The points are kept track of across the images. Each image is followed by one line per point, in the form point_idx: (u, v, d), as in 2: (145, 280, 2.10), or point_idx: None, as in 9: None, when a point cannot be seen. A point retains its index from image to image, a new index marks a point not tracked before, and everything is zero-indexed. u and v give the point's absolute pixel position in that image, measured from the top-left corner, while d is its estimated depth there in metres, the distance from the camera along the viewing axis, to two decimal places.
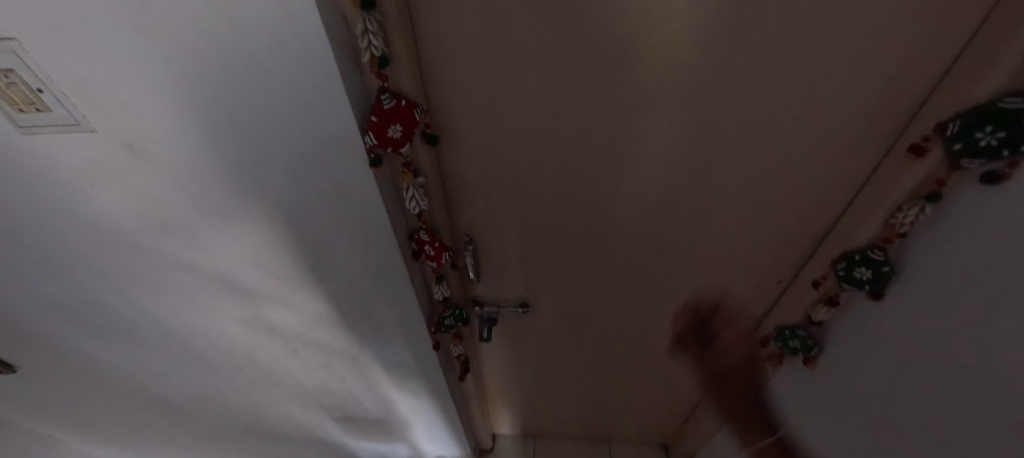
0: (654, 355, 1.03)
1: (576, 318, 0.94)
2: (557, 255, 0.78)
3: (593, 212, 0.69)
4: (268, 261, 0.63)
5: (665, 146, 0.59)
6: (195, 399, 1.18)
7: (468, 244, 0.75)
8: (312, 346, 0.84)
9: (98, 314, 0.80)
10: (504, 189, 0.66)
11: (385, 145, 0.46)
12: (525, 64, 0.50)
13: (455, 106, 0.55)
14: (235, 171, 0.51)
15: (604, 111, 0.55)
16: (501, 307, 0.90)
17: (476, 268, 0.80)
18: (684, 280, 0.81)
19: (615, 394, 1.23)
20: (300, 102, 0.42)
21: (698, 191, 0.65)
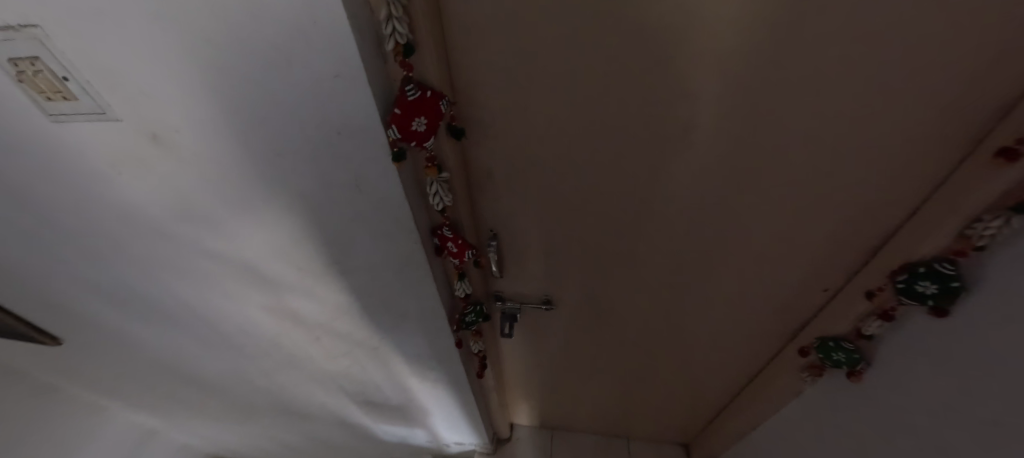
0: (680, 356, 1.00)
1: (599, 315, 0.92)
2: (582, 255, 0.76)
3: (625, 210, 0.66)
4: (290, 252, 0.63)
5: (708, 141, 0.55)
6: (223, 377, 1.22)
7: (491, 239, 0.73)
8: (334, 334, 0.84)
9: (132, 294, 0.83)
10: (531, 184, 0.63)
11: (409, 139, 0.43)
12: (560, 53, 0.47)
13: (483, 99, 0.52)
14: (258, 162, 0.50)
15: (644, 103, 0.51)
16: (524, 303, 0.89)
17: (499, 263, 0.79)
18: (718, 283, 0.77)
19: (637, 393, 1.20)
20: (321, 93, 0.40)
21: (740, 190, 0.60)
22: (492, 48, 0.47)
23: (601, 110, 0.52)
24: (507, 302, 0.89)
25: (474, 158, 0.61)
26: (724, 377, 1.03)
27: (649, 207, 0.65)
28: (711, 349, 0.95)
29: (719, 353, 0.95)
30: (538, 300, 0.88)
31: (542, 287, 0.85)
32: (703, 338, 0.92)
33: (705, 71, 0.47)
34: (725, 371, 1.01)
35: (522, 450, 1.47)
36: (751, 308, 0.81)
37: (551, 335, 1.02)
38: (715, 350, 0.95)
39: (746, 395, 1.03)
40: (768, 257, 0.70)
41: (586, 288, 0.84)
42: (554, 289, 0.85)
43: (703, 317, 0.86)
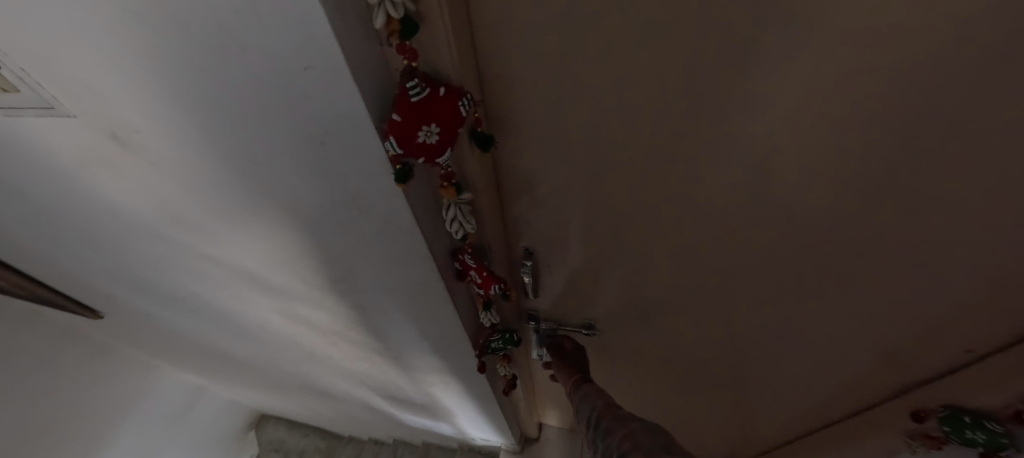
0: (741, 389, 0.86)
1: (648, 338, 0.79)
2: (635, 272, 0.63)
3: (691, 231, 0.52)
4: (291, 266, 0.55)
5: (834, 164, 0.38)
6: (253, 359, 1.21)
7: (526, 256, 0.64)
8: (350, 342, 0.77)
9: (149, 284, 0.79)
10: (579, 194, 0.50)
11: (415, 154, 0.32)
12: (629, 35, 0.32)
13: (519, 94, 0.39)
14: (237, 173, 0.40)
15: (746, 105, 0.36)
16: (562, 326, 0.80)
17: (533, 277, 0.68)
18: (803, 323, 0.62)
19: (681, 415, 1.08)
20: (292, 94, 0.29)
21: (865, 227, 0.44)
22: (532, 28, 0.33)
23: (682, 111, 0.37)
24: (542, 323, 0.81)
25: (507, 164, 0.48)
26: (791, 419, 0.88)
27: (730, 229, 0.50)
28: (780, 390, 0.80)
29: (790, 395, 0.80)
30: (579, 324, 0.79)
31: (583, 303, 0.74)
32: (772, 378, 0.77)
33: (855, 70, 0.31)
34: (794, 414, 0.86)
35: (550, 451, 1.41)
36: (845, 359, 0.64)
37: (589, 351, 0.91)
38: (785, 391, 0.80)
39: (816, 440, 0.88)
40: (885, 306, 0.53)
41: (635, 308, 0.72)
42: (596, 307, 0.74)
43: (776, 355, 0.71)
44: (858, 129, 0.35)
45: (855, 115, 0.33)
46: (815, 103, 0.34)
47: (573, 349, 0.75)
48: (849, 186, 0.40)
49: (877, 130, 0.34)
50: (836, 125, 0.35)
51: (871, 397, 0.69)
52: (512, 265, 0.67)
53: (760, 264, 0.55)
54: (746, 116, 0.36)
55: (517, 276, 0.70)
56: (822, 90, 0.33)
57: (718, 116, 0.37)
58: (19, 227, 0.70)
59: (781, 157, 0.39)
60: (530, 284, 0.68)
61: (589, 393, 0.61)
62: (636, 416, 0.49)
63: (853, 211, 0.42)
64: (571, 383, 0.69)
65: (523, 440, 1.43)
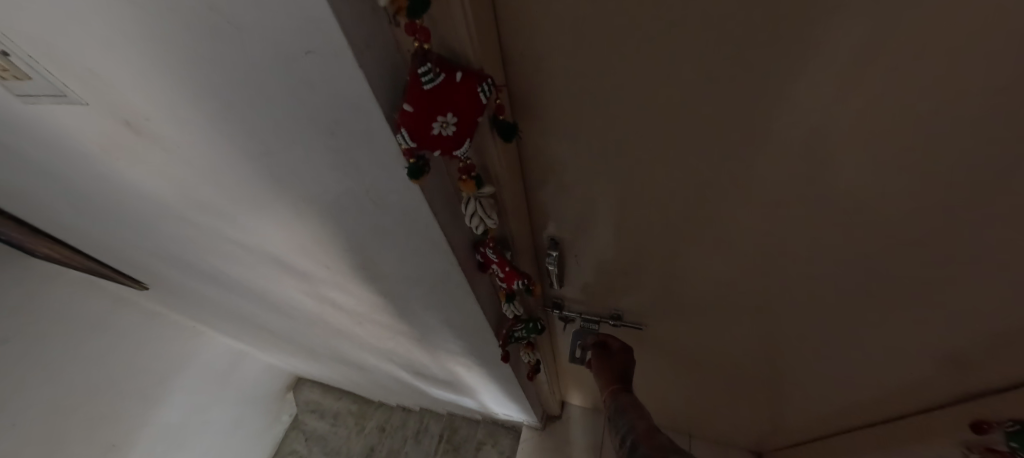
0: (776, 383, 0.82)
1: (681, 328, 0.76)
2: (670, 262, 0.59)
3: (729, 222, 0.49)
4: (311, 252, 0.54)
5: (903, 154, 0.34)
6: (287, 332, 1.25)
7: (552, 247, 0.61)
8: (374, 322, 0.77)
9: (183, 261, 0.81)
10: (614, 182, 0.46)
11: (431, 146, 0.28)
12: (671, 18, 0.28)
13: (549, 75, 0.35)
14: (250, 164, 0.39)
15: (822, 81, 0.30)
16: (591, 316, 0.79)
17: (559, 267, 0.66)
18: (858, 320, 0.57)
19: (710, 405, 1.05)
20: (298, 83, 0.26)
21: (945, 222, 0.39)
22: (565, 8, 0.29)
23: (738, 92, 0.32)
24: (569, 312, 0.79)
25: (533, 150, 0.45)
26: (829, 414, 0.84)
27: (782, 219, 0.46)
28: (818, 385, 0.76)
29: (829, 392, 0.76)
30: (607, 315, 0.78)
31: (613, 292, 0.71)
32: (812, 373, 0.74)
33: (955, 46, 0.25)
34: (831, 410, 0.82)
35: (571, 429, 1.43)
36: (902, 358, 0.59)
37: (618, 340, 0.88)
38: (826, 388, 0.75)
39: (854, 437, 0.84)
40: (955, 307, 0.48)
41: (669, 298, 0.68)
42: (626, 296, 0.71)
43: (819, 351, 0.67)
44: (962, 110, 0.29)
45: (961, 92, 0.28)
46: (896, 84, 0.29)
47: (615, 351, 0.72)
48: (929, 177, 0.35)
49: (971, 116, 0.29)
50: (923, 108, 0.30)
51: (923, 396, 0.65)
52: (536, 255, 0.65)
53: (815, 256, 0.50)
54: (818, 95, 0.31)
55: (541, 265, 0.67)
56: (905, 70, 0.28)
57: (778, 99, 0.32)
58: (62, 206, 0.73)
59: (854, 141, 0.34)
60: (555, 276, 0.65)
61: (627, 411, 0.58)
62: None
63: (936, 201, 0.37)
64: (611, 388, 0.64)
65: (547, 417, 1.45)
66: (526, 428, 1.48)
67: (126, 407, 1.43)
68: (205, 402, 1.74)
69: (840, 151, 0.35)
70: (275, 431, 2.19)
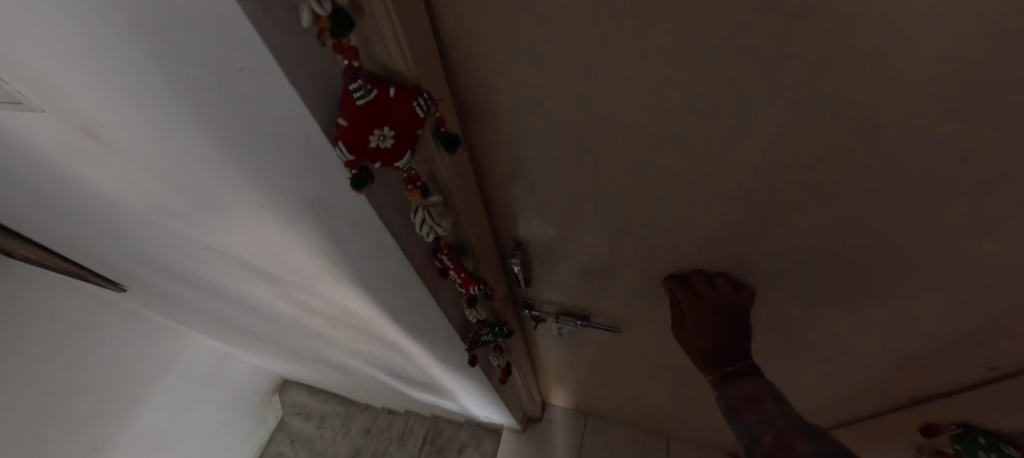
0: None
1: (654, 332, 0.77)
2: (634, 269, 0.61)
3: (681, 232, 0.51)
4: (276, 256, 0.55)
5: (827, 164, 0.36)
6: (268, 335, 1.26)
7: (516, 248, 0.62)
8: (347, 325, 0.78)
9: (157, 264, 0.81)
10: (572, 186, 0.48)
11: (370, 158, 0.29)
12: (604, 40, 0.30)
13: (497, 85, 0.36)
14: (205, 170, 0.39)
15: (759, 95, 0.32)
16: (558, 315, 0.80)
17: (525, 266, 0.67)
18: (815, 324, 0.59)
19: (685, 403, 1.08)
20: (235, 96, 0.27)
21: (872, 227, 0.41)
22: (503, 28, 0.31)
23: (671, 106, 0.34)
24: (540, 313, 0.81)
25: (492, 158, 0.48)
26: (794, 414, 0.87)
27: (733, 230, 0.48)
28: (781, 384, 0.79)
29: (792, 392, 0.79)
30: (575, 314, 0.79)
31: (581, 296, 0.73)
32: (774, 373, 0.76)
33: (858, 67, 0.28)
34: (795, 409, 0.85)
35: (552, 431, 1.44)
36: (858, 360, 0.62)
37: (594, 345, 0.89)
38: (791, 392, 0.77)
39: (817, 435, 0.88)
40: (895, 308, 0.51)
41: (639, 303, 0.70)
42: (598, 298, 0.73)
43: (778, 359, 0.69)
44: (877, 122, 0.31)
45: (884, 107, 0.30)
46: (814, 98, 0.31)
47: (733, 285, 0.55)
48: (853, 184, 0.37)
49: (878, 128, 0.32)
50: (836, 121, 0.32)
51: (875, 394, 0.68)
52: (501, 256, 0.66)
53: (767, 264, 0.52)
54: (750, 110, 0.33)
55: (507, 267, 0.68)
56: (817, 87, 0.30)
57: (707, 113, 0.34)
58: (32, 208, 0.72)
59: (790, 151, 0.36)
60: (522, 276, 0.67)
61: (733, 397, 0.47)
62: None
63: (876, 211, 0.39)
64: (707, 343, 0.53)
65: (528, 419, 1.46)
66: (507, 430, 1.49)
67: (108, 409, 1.41)
68: (188, 404, 1.73)
69: (780, 159, 0.37)
70: (260, 433, 2.18)
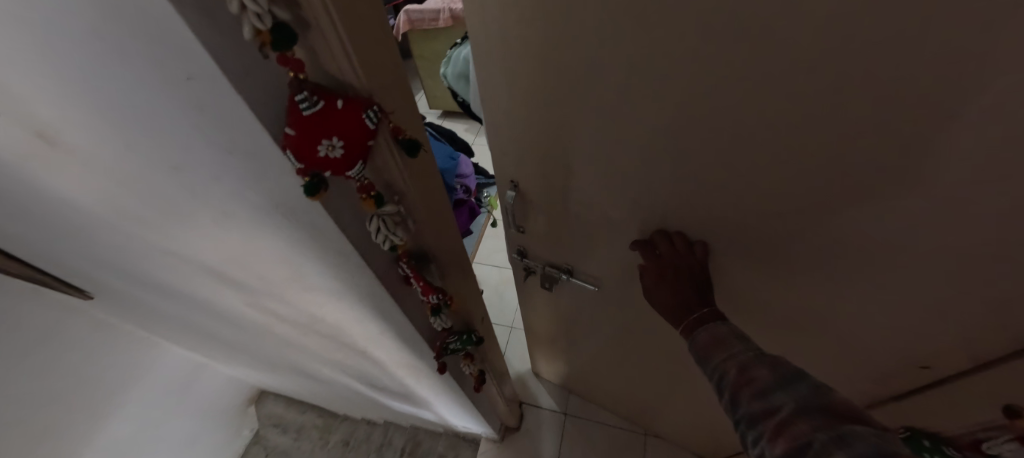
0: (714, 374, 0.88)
1: (631, 302, 0.82)
2: (610, 228, 0.66)
3: (647, 195, 0.56)
4: (240, 262, 0.54)
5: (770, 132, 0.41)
6: (241, 344, 1.23)
7: (512, 188, 0.69)
8: (316, 332, 0.77)
9: (122, 270, 0.79)
10: (552, 127, 0.53)
11: (321, 166, 0.30)
12: None
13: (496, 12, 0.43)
14: (164, 176, 0.39)
15: (705, 61, 0.37)
16: (544, 265, 0.85)
17: (517, 211, 0.73)
18: (773, 299, 0.64)
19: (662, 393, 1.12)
20: (184, 104, 0.27)
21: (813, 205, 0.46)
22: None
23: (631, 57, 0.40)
24: (530, 260, 0.86)
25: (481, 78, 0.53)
26: None
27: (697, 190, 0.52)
28: None
29: None
30: (559, 267, 0.83)
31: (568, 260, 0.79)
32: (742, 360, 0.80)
33: None
34: None
35: (532, 439, 1.44)
36: None
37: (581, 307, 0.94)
38: None
39: None
40: (839, 284, 0.56)
41: (618, 269, 0.75)
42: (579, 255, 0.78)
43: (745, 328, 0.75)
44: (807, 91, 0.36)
45: (812, 77, 0.34)
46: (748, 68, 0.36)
47: (699, 246, 0.59)
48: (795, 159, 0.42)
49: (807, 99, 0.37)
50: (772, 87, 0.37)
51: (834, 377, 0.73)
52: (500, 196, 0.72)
53: (723, 235, 0.57)
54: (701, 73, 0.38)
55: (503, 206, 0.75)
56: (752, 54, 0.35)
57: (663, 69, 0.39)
58: None
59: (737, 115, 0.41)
60: (512, 219, 0.73)
61: (702, 342, 0.51)
62: (736, 410, 0.43)
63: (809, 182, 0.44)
64: (675, 297, 0.58)
65: (506, 429, 1.45)
66: (486, 440, 1.48)
67: (75, 424, 1.35)
68: (156, 416, 1.67)
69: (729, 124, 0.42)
70: (235, 446, 2.11)
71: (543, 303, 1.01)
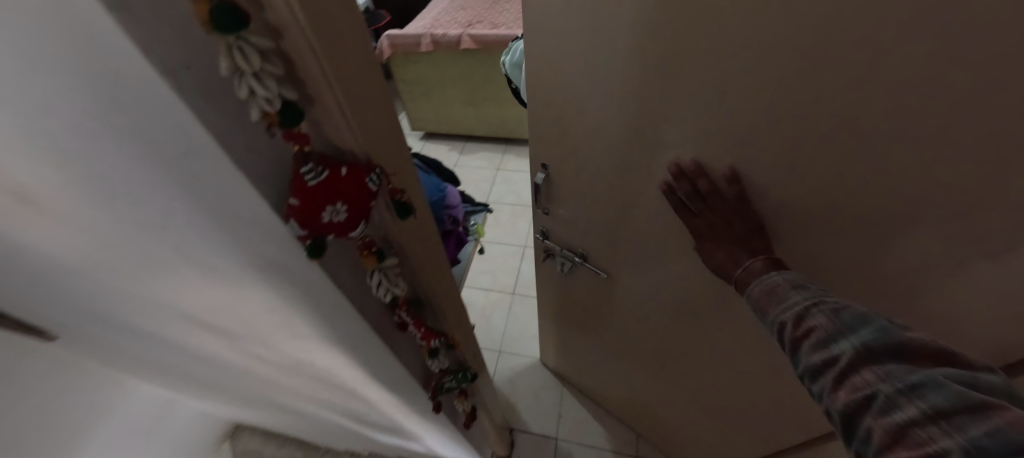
0: (709, 386, 0.90)
1: (638, 300, 0.83)
2: (625, 205, 0.64)
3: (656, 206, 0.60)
4: (224, 311, 0.52)
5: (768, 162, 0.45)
6: (218, 382, 1.17)
7: (542, 169, 0.71)
8: (302, 374, 0.74)
9: (90, 316, 0.75)
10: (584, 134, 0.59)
11: (323, 231, 0.29)
12: None
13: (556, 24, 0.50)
14: (148, 233, 0.38)
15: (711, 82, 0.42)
16: (562, 249, 0.85)
17: (540, 192, 0.75)
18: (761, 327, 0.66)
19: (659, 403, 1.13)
20: (182, 175, 0.27)
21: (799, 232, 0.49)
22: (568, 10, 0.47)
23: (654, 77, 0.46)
24: (550, 241, 0.86)
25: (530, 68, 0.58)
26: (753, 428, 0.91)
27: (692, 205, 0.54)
28: (741, 393, 0.84)
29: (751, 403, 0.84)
30: (575, 252, 0.83)
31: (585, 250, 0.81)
32: (734, 379, 0.82)
33: None
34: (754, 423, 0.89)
35: None
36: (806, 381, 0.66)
37: (592, 301, 0.96)
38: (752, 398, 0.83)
39: (777, 450, 0.91)
40: None
41: (627, 267, 0.77)
42: (593, 243, 0.78)
43: (736, 353, 0.76)
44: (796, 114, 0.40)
45: (804, 106, 0.39)
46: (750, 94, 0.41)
47: (739, 198, 0.50)
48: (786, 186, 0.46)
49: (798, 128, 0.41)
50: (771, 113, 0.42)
51: None
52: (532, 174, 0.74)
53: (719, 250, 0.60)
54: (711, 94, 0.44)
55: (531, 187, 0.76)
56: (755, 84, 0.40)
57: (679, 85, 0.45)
58: None
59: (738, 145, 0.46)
60: (538, 200, 0.76)
61: (759, 296, 0.45)
62: (796, 361, 0.39)
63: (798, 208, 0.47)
64: (727, 251, 0.50)
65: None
66: None
67: None
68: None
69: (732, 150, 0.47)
70: None
71: (558, 291, 1.04)
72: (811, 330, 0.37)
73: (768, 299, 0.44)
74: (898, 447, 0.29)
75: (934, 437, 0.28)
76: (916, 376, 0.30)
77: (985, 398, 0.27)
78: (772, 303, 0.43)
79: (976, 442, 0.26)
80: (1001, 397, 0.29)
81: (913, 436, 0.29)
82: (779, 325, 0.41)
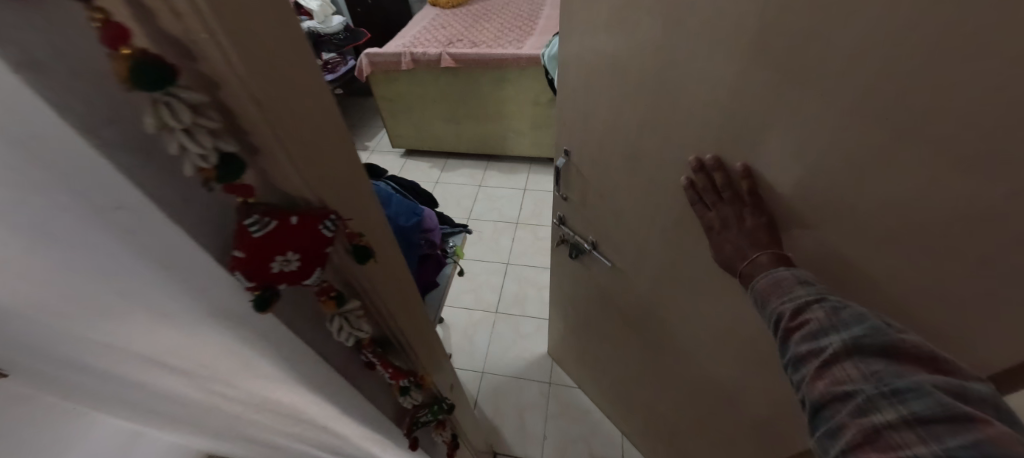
0: (695, 398, 0.90)
1: (634, 298, 0.85)
2: (636, 197, 0.66)
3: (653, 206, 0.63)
4: (179, 354, 0.49)
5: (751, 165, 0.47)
6: (184, 417, 1.10)
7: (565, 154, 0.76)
8: (270, 411, 0.71)
9: (35, 359, 0.69)
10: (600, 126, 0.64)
11: (274, 280, 0.28)
12: None
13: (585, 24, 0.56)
14: (79, 288, 0.35)
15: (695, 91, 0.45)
16: (574, 235, 0.89)
17: (560, 174, 0.79)
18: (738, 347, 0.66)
19: (648, 412, 1.14)
20: (110, 237, 0.25)
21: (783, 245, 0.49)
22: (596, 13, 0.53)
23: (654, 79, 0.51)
24: (566, 228, 0.90)
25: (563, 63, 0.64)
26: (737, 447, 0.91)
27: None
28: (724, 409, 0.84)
29: (733, 421, 0.83)
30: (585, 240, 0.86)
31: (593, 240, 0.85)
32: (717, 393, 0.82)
33: None
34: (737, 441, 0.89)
35: None
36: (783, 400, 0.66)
37: (596, 294, 0.98)
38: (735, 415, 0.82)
39: None
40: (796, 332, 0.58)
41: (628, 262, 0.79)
42: (600, 233, 0.80)
43: (715, 372, 0.76)
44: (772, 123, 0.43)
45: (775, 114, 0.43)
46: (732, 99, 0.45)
47: (754, 194, 0.47)
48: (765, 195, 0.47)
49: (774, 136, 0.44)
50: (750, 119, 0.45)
51: None
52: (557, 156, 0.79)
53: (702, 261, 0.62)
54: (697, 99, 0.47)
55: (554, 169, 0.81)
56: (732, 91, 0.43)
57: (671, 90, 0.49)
58: None
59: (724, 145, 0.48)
60: (559, 182, 0.81)
61: (763, 288, 0.45)
62: (785, 350, 0.41)
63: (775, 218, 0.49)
64: (734, 244, 0.49)
65: None
66: None
67: None
68: None
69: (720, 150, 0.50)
70: None
71: (568, 282, 1.08)
72: (815, 334, 0.39)
73: (773, 292, 0.44)
74: (870, 444, 0.32)
75: (909, 440, 0.31)
76: (902, 382, 0.33)
77: (967, 409, 0.30)
78: (776, 297, 0.43)
79: (951, 451, 0.29)
80: (980, 407, 0.32)
81: (888, 438, 0.31)
82: (779, 320, 0.42)
